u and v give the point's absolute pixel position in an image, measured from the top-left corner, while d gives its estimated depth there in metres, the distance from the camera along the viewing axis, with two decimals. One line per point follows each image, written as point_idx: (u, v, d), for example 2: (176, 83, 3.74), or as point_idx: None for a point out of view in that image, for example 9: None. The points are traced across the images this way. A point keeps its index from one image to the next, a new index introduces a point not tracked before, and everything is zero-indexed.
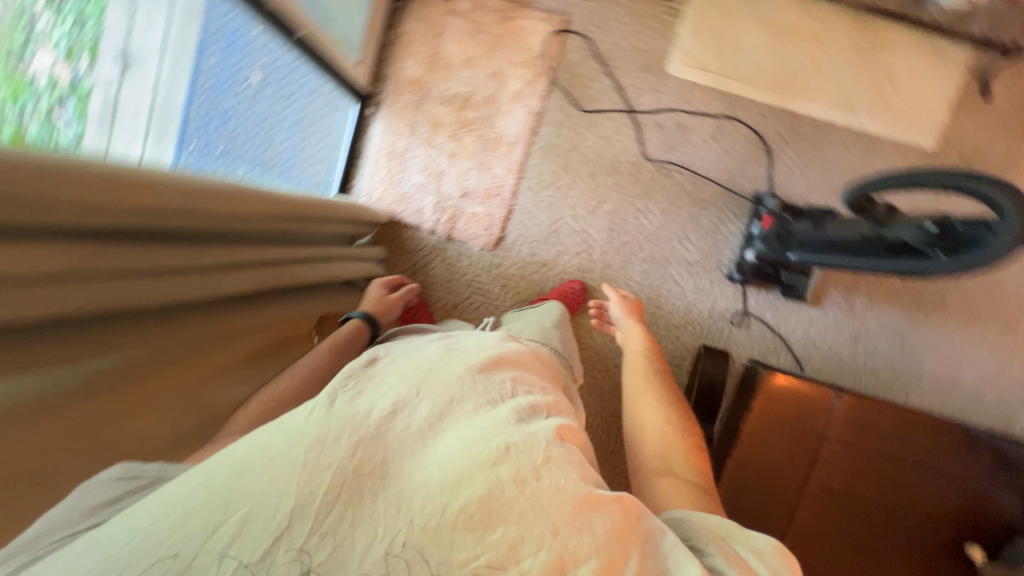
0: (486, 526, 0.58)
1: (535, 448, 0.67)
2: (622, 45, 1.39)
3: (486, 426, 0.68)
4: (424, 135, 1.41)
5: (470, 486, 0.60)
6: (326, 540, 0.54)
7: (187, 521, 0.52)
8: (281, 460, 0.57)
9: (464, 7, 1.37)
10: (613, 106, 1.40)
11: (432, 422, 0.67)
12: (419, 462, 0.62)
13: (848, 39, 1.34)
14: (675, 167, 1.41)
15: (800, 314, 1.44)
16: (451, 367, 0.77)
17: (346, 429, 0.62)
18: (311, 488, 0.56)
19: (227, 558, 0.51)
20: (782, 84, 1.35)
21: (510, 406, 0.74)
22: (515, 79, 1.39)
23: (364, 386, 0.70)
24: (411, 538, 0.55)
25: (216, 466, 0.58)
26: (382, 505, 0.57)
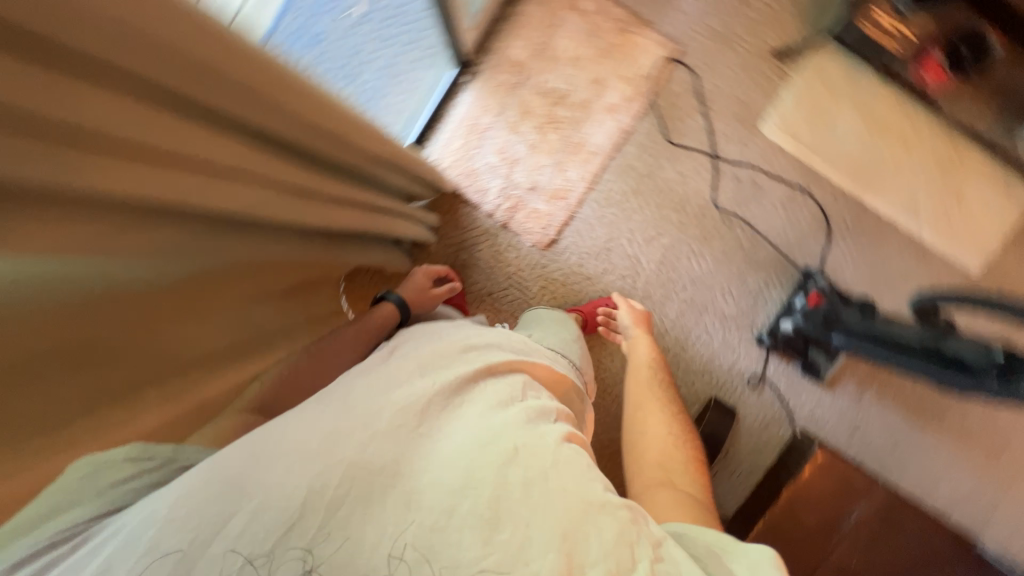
0: (490, 527, 0.60)
1: (547, 450, 0.69)
2: (724, 91, 1.40)
3: (490, 425, 0.70)
4: (510, 118, 1.40)
5: (475, 491, 0.62)
6: (333, 535, 0.57)
7: (205, 516, 0.55)
8: (285, 460, 0.60)
9: (587, 8, 1.37)
10: (699, 146, 1.41)
11: (438, 418, 0.69)
12: (425, 461, 0.64)
13: (934, 149, 1.35)
14: (739, 221, 1.43)
15: (811, 392, 1.48)
16: (458, 363, 0.79)
17: (357, 426, 0.65)
18: (317, 488, 0.58)
19: (229, 552, 0.55)
20: (860, 172, 1.36)
21: (520, 406, 0.76)
22: (614, 91, 1.39)
23: (374, 382, 0.72)
24: (414, 538, 0.58)
25: (225, 458, 0.60)
26: (390, 501, 0.60)
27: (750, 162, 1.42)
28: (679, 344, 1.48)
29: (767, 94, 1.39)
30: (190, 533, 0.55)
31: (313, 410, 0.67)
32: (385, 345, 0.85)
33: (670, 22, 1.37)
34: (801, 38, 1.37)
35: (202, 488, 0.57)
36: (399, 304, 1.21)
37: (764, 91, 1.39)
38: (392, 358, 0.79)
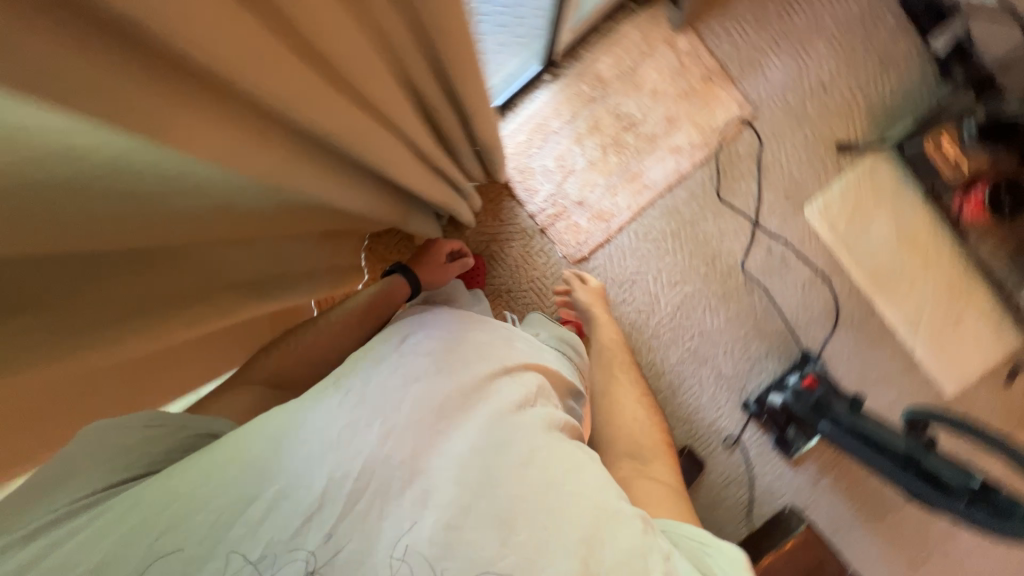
0: (507, 529, 0.56)
1: (568, 459, 0.64)
2: (782, 164, 1.44)
3: (505, 419, 0.65)
4: (578, 129, 1.41)
5: (493, 492, 0.57)
6: (350, 527, 0.54)
7: (208, 517, 0.53)
8: (301, 452, 0.57)
9: (682, 46, 1.38)
10: (744, 210, 1.45)
11: (455, 411, 0.64)
12: (443, 454, 0.60)
13: (949, 275, 1.44)
14: (759, 290, 1.49)
15: (777, 465, 1.55)
16: (474, 358, 0.74)
17: (378, 417, 0.61)
18: (334, 482, 0.55)
19: (232, 554, 0.52)
20: (879, 279, 1.44)
21: (535, 409, 0.71)
22: (683, 134, 1.41)
23: (387, 371, 0.68)
24: (429, 535, 0.54)
25: (235, 449, 0.58)
26: (408, 496, 0.56)
27: (785, 239, 1.47)
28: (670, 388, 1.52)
29: (820, 180, 1.45)
30: (192, 533, 0.52)
31: (326, 400, 0.63)
32: (393, 331, 0.79)
33: (755, 85, 1.39)
34: (866, 138, 1.42)
35: (208, 481, 0.55)
36: (409, 277, 1.12)
37: (818, 176, 1.44)
38: (403, 346, 0.74)
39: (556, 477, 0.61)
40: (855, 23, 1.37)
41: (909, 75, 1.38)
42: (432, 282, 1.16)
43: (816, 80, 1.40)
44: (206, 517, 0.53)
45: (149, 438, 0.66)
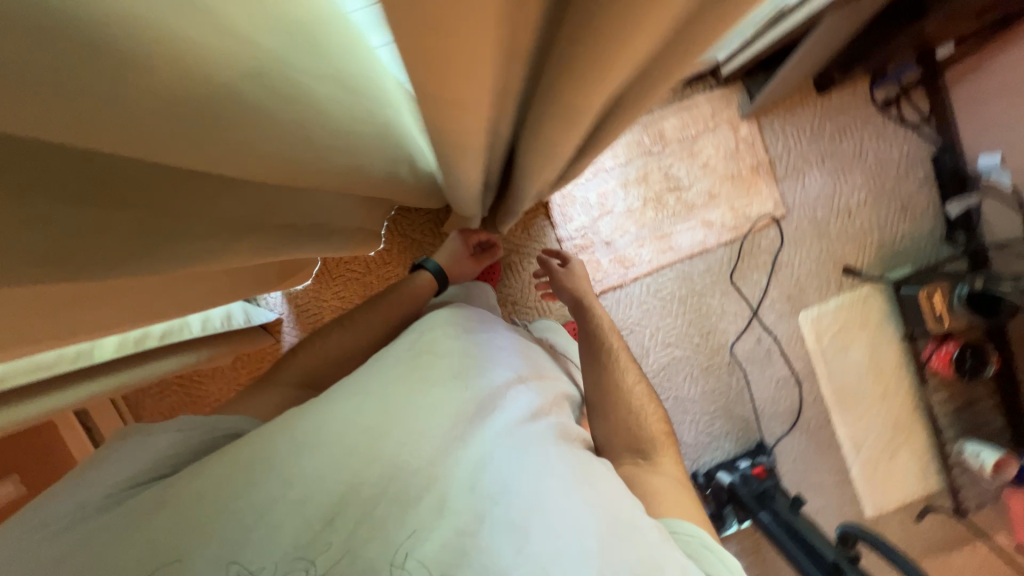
0: (522, 539, 0.51)
1: (587, 478, 0.58)
2: (794, 268, 1.54)
3: (519, 427, 0.61)
4: (627, 175, 1.45)
5: (506, 498, 0.53)
6: (359, 529, 0.52)
7: (219, 527, 0.52)
8: (319, 453, 0.56)
9: (743, 133, 1.45)
10: (748, 299, 1.54)
11: (470, 417, 0.61)
12: (456, 457, 0.57)
13: (901, 410, 1.58)
14: (738, 374, 1.57)
15: None
16: (490, 362, 0.71)
17: (397, 420, 0.60)
18: (350, 489, 0.54)
19: (233, 565, 0.50)
20: (842, 393, 1.58)
21: (548, 419, 0.66)
22: (718, 213, 1.48)
23: (403, 372, 0.66)
24: (438, 543, 0.51)
25: (254, 450, 0.57)
26: (424, 502, 0.54)
27: (775, 335, 1.56)
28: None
29: (821, 292, 1.55)
30: (201, 544, 0.51)
31: (344, 399, 0.62)
32: (411, 329, 0.77)
33: (793, 190, 1.49)
34: (870, 268, 1.54)
35: (227, 481, 0.54)
36: (436, 274, 1.08)
37: (821, 288, 1.55)
38: (421, 344, 0.72)
39: (569, 487, 0.56)
40: (891, 166, 1.50)
41: (922, 226, 1.52)
42: (460, 275, 1.15)
43: (845, 204, 1.51)
44: (220, 529, 0.52)
45: (180, 443, 0.64)
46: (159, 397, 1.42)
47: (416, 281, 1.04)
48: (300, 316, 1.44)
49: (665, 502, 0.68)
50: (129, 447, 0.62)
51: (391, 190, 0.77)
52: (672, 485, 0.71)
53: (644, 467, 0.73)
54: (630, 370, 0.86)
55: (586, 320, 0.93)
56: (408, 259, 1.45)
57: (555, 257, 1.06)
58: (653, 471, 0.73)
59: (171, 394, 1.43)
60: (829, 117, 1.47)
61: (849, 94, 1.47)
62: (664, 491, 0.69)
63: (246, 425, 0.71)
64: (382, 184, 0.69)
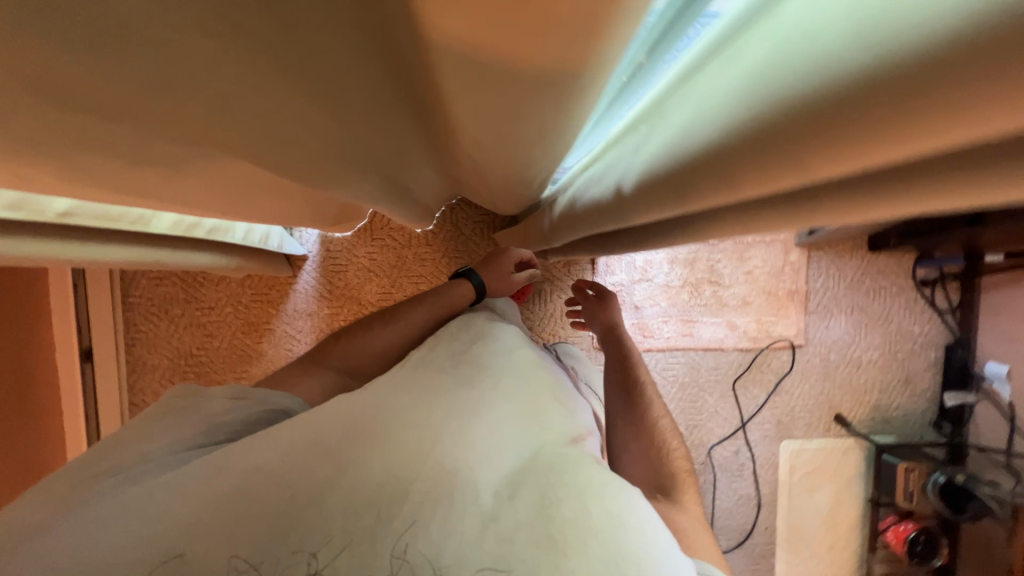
0: (559, 554, 0.49)
1: (630, 496, 0.56)
2: (791, 399, 1.58)
3: (557, 447, 0.62)
4: (677, 253, 1.50)
5: (538, 507, 0.53)
6: (377, 518, 0.51)
7: (237, 519, 0.50)
8: (363, 446, 0.58)
9: (792, 259, 1.52)
10: (742, 413, 1.57)
11: (511, 432, 0.63)
12: (491, 462, 0.58)
13: (842, 569, 1.60)
14: (709, 478, 1.58)
15: None
16: (530, 385, 0.74)
17: (435, 417, 0.62)
18: (386, 481, 0.54)
19: (233, 559, 0.47)
20: (793, 532, 1.60)
21: (582, 446, 0.67)
22: (744, 321, 1.53)
23: (447, 379, 0.70)
24: (462, 548, 0.50)
25: (275, 438, 0.57)
26: (453, 503, 0.53)
27: (753, 453, 1.59)
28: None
29: (808, 429, 1.59)
30: (205, 536, 0.48)
31: (392, 396, 0.65)
32: (455, 337, 0.81)
33: (816, 326, 1.55)
34: (860, 424, 1.59)
35: (250, 463, 0.54)
36: (477, 288, 1.09)
37: (809, 425, 1.59)
38: (465, 356, 0.76)
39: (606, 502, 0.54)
40: (909, 339, 1.57)
41: (918, 403, 1.59)
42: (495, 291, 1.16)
43: (858, 357, 1.57)
44: (239, 522, 0.50)
45: (236, 411, 0.66)
46: (156, 283, 1.38)
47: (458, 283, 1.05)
48: (326, 262, 1.43)
49: (690, 537, 0.64)
50: (189, 408, 0.64)
51: (493, 186, 0.79)
52: (695, 523, 0.67)
53: (666, 504, 0.70)
54: (660, 408, 0.87)
55: (618, 358, 0.97)
56: (449, 252, 1.46)
57: (587, 286, 1.10)
58: (675, 508, 0.69)
59: (169, 284, 1.38)
60: (870, 274, 1.55)
61: (895, 262, 1.56)
62: (691, 528, 0.66)
63: (292, 404, 0.73)
64: (493, 181, 0.71)
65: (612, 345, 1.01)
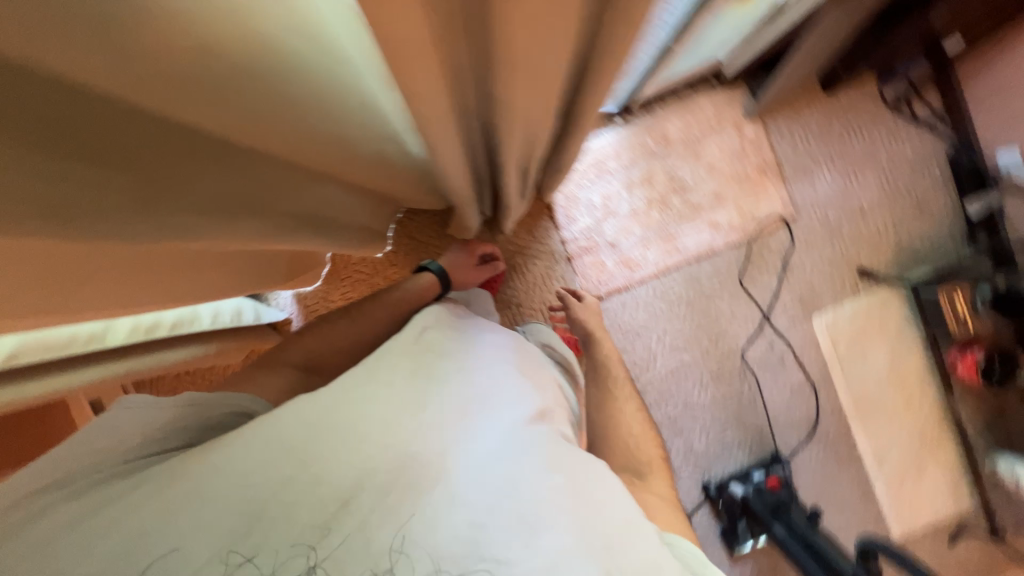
0: (528, 534, 0.64)
1: (581, 476, 0.71)
2: (806, 271, 1.50)
3: (520, 432, 0.73)
4: (631, 177, 1.46)
5: (503, 495, 0.66)
6: (363, 518, 0.64)
7: (211, 519, 0.62)
8: (343, 452, 0.68)
9: (749, 134, 1.44)
10: (761, 305, 1.50)
11: (476, 421, 0.73)
12: (460, 456, 0.68)
13: (925, 422, 1.51)
14: (751, 380, 1.52)
15: (716, 554, 1.55)
16: (493, 371, 0.82)
17: (403, 419, 0.71)
18: (365, 479, 0.66)
19: (230, 553, 0.61)
20: (861, 403, 1.51)
21: (544, 423, 0.77)
22: (726, 214, 1.46)
23: (411, 375, 0.77)
24: (442, 533, 0.63)
25: (245, 451, 0.66)
26: (429, 497, 0.65)
27: (788, 340, 1.51)
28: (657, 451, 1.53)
29: (835, 295, 1.50)
30: (191, 538, 0.61)
31: (367, 401, 0.73)
32: (416, 329, 0.87)
33: (802, 191, 1.47)
34: (887, 270, 1.49)
35: (218, 480, 0.64)
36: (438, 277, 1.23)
37: (834, 291, 1.50)
38: (429, 351, 0.82)
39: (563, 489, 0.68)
40: (904, 166, 1.46)
41: (941, 226, 1.47)
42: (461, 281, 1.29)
43: (858, 205, 1.47)
44: (225, 518, 0.62)
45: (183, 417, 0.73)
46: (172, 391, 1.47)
47: (423, 278, 1.19)
48: (308, 316, 1.47)
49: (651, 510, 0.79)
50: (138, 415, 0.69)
51: None
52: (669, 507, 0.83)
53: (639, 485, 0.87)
54: (627, 400, 1.05)
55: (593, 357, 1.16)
56: (414, 263, 1.47)
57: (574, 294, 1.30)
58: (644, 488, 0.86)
59: (183, 387, 1.47)
60: (837, 117, 1.45)
61: (858, 94, 1.45)
62: (651, 499, 0.83)
63: (252, 407, 0.82)
64: None
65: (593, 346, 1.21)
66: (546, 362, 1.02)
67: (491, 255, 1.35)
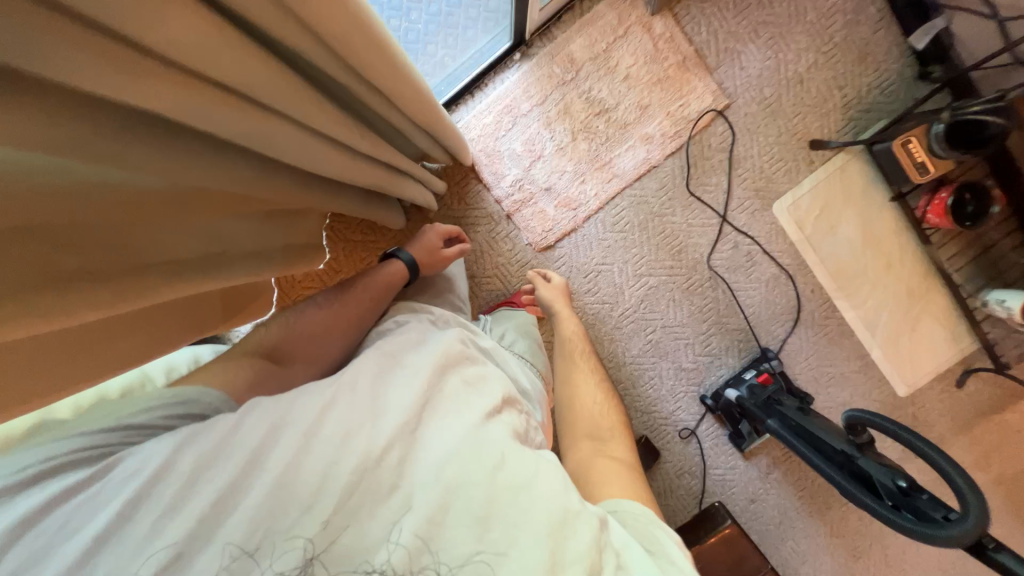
0: (482, 529, 0.64)
1: (544, 466, 0.72)
2: (755, 159, 1.41)
3: (479, 428, 0.72)
4: (548, 113, 1.37)
5: (464, 488, 0.66)
6: (336, 522, 0.63)
7: (183, 515, 0.61)
8: (314, 451, 0.66)
9: (658, 29, 1.33)
10: (716, 207, 1.44)
11: (437, 420, 0.72)
12: (422, 453, 0.68)
13: (909, 279, 1.46)
14: (723, 285, 1.48)
15: (729, 458, 1.58)
16: (452, 371, 0.82)
17: (363, 423, 0.70)
18: (333, 478, 0.64)
19: (228, 545, 0.60)
20: (842, 278, 1.46)
21: (502, 417, 0.78)
22: (655, 123, 1.38)
23: (371, 381, 0.77)
24: (412, 528, 0.63)
25: (218, 452, 0.66)
26: (392, 497, 0.65)
27: (752, 235, 1.46)
28: (647, 378, 1.53)
29: (790, 176, 1.43)
30: (174, 527, 0.60)
31: (331, 406, 0.71)
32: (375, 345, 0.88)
33: (730, 74, 1.36)
34: (839, 134, 1.40)
35: (190, 487, 0.63)
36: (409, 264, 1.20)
37: (788, 170, 1.42)
38: (387, 361, 0.83)
39: (524, 480, 0.68)
40: (833, 14, 1.34)
41: (888, 70, 1.36)
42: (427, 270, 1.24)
43: (793, 72, 1.36)
44: (200, 513, 0.61)
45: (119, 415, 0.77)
46: None
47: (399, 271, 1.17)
48: None
49: (604, 484, 0.86)
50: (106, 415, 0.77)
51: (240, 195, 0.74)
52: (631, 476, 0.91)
53: (601, 454, 0.95)
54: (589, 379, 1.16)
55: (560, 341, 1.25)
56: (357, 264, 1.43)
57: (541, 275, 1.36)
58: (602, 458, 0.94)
59: None
60: None
61: None
62: (609, 471, 0.90)
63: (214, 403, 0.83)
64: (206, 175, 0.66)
65: (562, 324, 1.28)
66: (508, 357, 1.04)
67: (455, 235, 1.31)
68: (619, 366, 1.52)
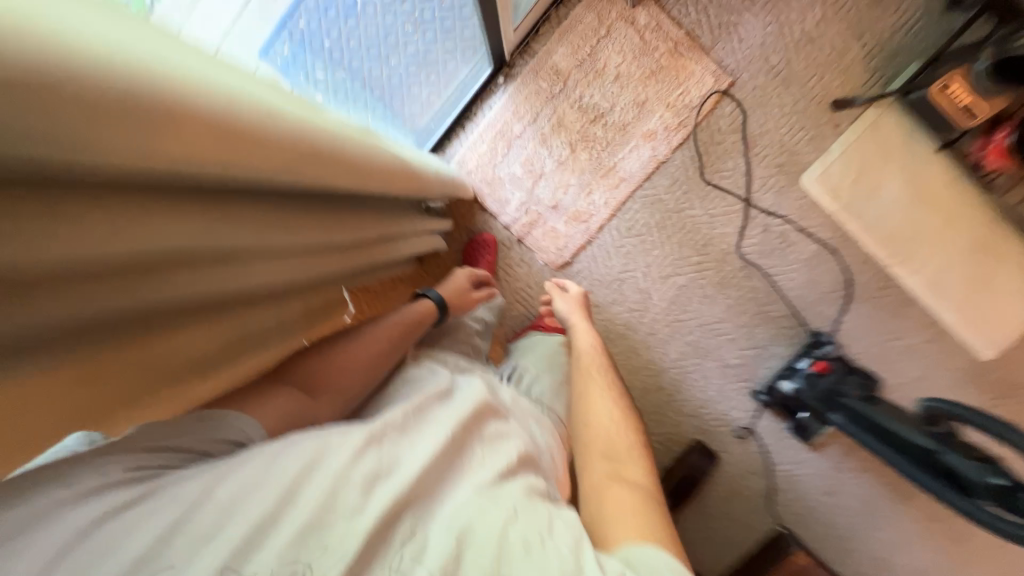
0: None
1: (567, 525, 0.69)
2: (772, 134, 1.31)
3: (500, 488, 0.70)
4: (542, 129, 1.33)
5: (480, 544, 0.62)
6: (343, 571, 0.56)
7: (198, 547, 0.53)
8: (341, 490, 0.61)
9: (642, 21, 1.27)
10: (738, 191, 1.34)
11: (465, 475, 0.71)
12: (440, 506, 0.65)
13: (975, 230, 1.28)
14: (759, 273, 1.38)
15: (795, 452, 1.48)
16: (478, 424, 0.80)
17: (389, 466, 0.66)
18: (352, 521, 0.59)
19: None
20: (893, 242, 1.29)
21: (520, 477, 0.75)
22: (656, 118, 1.31)
23: (401, 418, 0.75)
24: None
25: (245, 480, 0.59)
26: (403, 547, 0.60)
27: (782, 214, 1.35)
28: (690, 381, 1.46)
29: (815, 143, 1.31)
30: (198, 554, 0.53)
31: (367, 443, 0.67)
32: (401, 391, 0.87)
33: (729, 50, 1.27)
34: (865, 88, 1.27)
35: (216, 514, 0.56)
36: (439, 303, 1.14)
37: (813, 138, 1.30)
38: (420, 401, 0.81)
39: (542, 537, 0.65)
40: None
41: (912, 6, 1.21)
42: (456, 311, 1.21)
43: (800, 32, 1.25)
44: (215, 544, 0.54)
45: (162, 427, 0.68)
46: None
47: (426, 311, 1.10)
48: None
49: (614, 522, 0.77)
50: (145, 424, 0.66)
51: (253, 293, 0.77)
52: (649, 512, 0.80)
53: (617, 483, 0.85)
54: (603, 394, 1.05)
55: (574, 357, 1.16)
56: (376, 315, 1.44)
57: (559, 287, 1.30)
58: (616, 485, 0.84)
59: None
60: None
61: None
62: (619, 504, 0.80)
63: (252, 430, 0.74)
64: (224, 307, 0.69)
65: (577, 337, 1.20)
66: (518, 398, 1.00)
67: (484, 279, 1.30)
68: (659, 371, 1.46)
